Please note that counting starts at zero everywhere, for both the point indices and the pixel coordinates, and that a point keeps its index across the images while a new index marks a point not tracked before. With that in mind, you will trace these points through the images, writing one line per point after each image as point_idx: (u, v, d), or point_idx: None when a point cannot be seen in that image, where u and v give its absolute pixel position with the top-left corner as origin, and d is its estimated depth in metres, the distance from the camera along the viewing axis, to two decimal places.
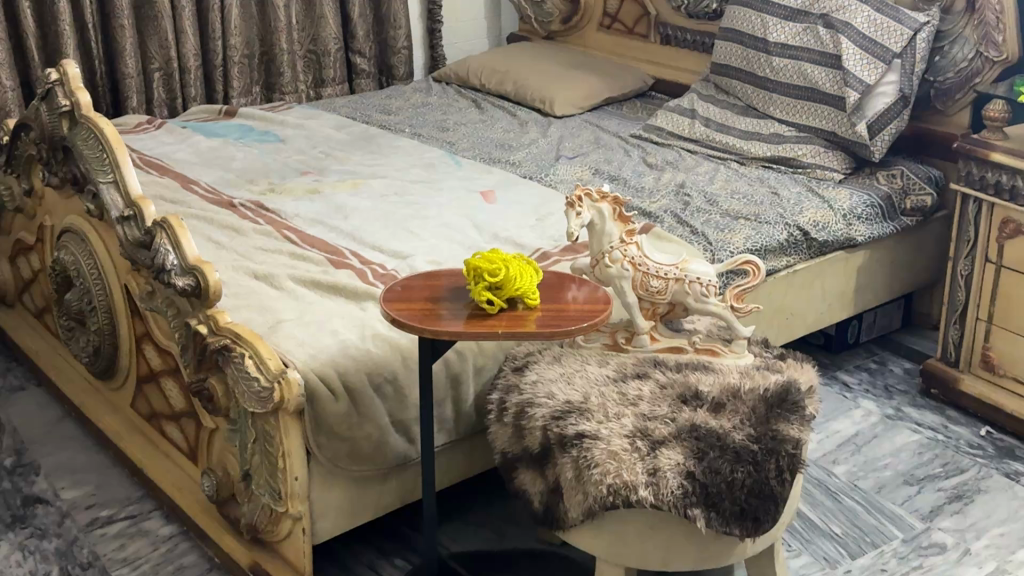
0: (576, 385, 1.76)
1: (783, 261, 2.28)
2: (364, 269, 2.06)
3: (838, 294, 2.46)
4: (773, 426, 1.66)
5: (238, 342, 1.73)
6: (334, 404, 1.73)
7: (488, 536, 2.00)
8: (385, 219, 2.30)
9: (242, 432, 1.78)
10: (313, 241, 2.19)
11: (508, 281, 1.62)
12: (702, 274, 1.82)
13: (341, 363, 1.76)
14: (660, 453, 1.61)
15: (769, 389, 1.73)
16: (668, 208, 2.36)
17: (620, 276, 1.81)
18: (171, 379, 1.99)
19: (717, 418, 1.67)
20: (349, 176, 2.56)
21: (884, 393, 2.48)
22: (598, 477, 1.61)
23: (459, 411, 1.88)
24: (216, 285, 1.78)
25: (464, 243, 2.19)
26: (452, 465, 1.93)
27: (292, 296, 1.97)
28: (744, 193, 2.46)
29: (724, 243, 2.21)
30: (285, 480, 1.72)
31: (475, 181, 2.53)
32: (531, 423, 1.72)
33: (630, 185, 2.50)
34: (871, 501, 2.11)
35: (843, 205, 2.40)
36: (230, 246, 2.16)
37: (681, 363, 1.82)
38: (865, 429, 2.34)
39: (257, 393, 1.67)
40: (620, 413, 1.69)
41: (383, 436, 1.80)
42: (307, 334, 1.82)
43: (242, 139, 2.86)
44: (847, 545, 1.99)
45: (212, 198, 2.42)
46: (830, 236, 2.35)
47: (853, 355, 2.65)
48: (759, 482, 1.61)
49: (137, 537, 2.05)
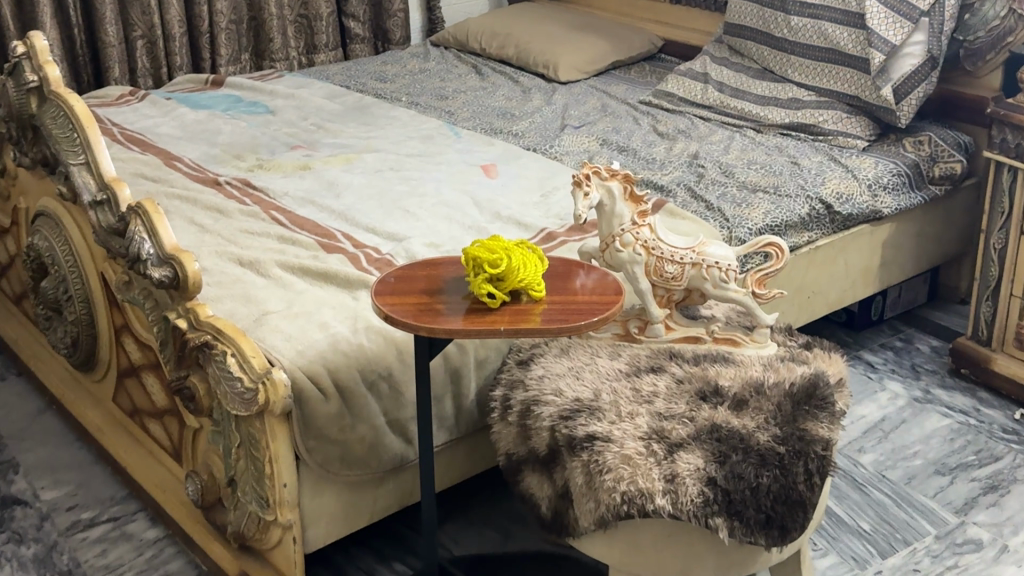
0: (586, 381, 1.63)
1: (804, 237, 2.14)
2: (357, 253, 1.92)
3: (862, 270, 2.31)
4: (800, 425, 1.53)
5: (220, 339, 1.61)
6: (325, 405, 1.60)
7: (494, 538, 1.87)
8: (379, 197, 2.16)
9: (225, 434, 1.64)
10: (302, 223, 2.05)
11: (511, 272, 1.48)
12: (721, 258, 1.68)
13: (331, 359, 1.63)
14: (678, 458, 1.48)
15: (796, 384, 1.59)
16: (680, 181, 2.21)
17: (631, 261, 1.67)
18: (152, 374, 1.86)
19: (740, 417, 1.54)
20: (341, 150, 2.42)
21: (911, 374, 2.34)
22: (612, 484, 1.48)
23: (459, 409, 1.74)
24: (195, 276, 1.65)
25: (464, 223, 2.04)
26: (453, 464, 1.80)
27: (279, 286, 1.83)
28: (762, 163, 2.31)
29: (742, 218, 2.07)
30: (273, 487, 1.59)
31: (476, 155, 2.38)
32: (537, 423, 1.60)
33: (641, 157, 2.35)
34: (900, 494, 1.98)
35: (867, 174, 2.26)
36: (214, 229, 2.02)
37: (698, 355, 1.68)
38: (892, 414, 2.21)
39: (240, 395, 1.54)
40: (634, 412, 1.56)
41: (378, 437, 1.68)
42: (294, 328, 1.68)
43: (229, 110, 2.71)
44: (877, 543, 1.86)
45: (197, 175, 2.28)
46: (854, 208, 2.20)
47: (877, 332, 2.51)
48: (786, 487, 1.48)
49: (121, 541, 1.92)
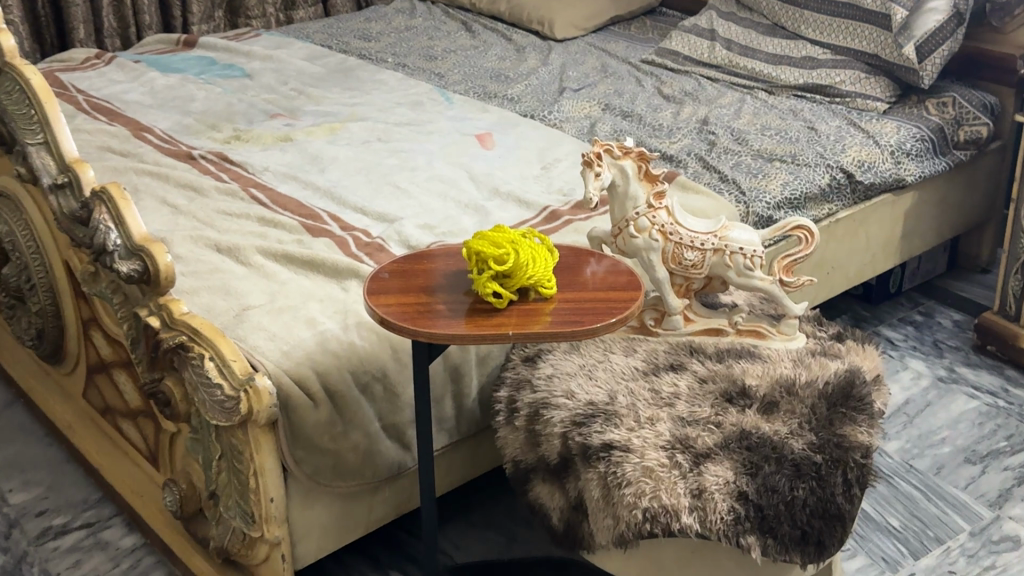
0: (600, 381, 1.49)
1: (824, 209, 2.00)
2: (345, 237, 1.77)
3: (883, 242, 2.17)
4: (838, 430, 1.39)
5: (197, 340, 1.46)
6: (314, 412, 1.46)
7: (499, 542, 1.75)
8: (367, 172, 2.00)
9: (205, 444, 1.50)
10: (285, 203, 1.89)
11: (518, 269, 1.33)
12: (745, 243, 1.53)
13: (320, 361, 1.48)
14: (705, 469, 1.34)
15: (830, 383, 1.46)
16: (690, 150, 2.06)
17: (647, 248, 1.52)
18: (124, 372, 1.71)
19: (771, 421, 1.40)
20: (325, 118, 2.25)
21: (933, 351, 2.21)
22: (632, 500, 1.34)
23: (460, 410, 1.60)
24: (167, 269, 1.52)
25: (459, 201, 1.89)
26: (454, 467, 1.66)
27: (261, 275, 1.68)
28: (776, 128, 2.16)
29: (760, 191, 1.92)
30: (259, 502, 1.45)
31: (469, 123, 2.22)
32: (547, 429, 1.46)
33: (647, 122, 2.19)
34: (929, 486, 1.86)
35: (889, 140, 2.11)
36: (188, 211, 1.87)
37: (721, 350, 1.54)
38: (916, 396, 2.08)
39: (219, 403, 1.40)
40: (654, 417, 1.42)
41: (372, 444, 1.54)
42: (278, 325, 1.54)
43: (202, 74, 2.54)
44: (908, 541, 1.74)
45: (169, 148, 2.12)
46: (877, 177, 2.06)
47: (896, 305, 2.37)
48: (824, 500, 1.35)
49: (95, 551, 1.78)
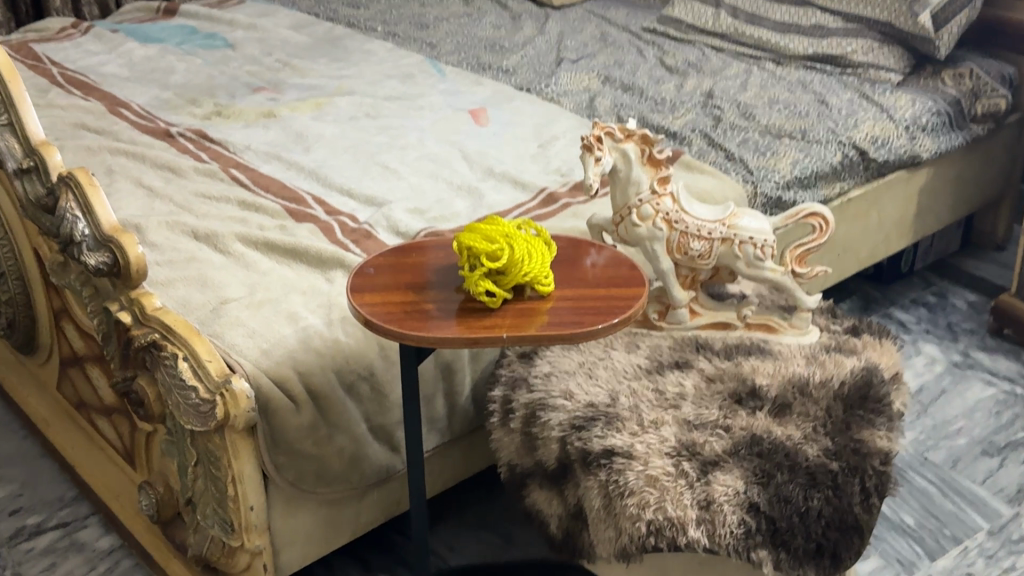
0: (600, 381, 1.40)
1: (836, 188, 1.90)
2: (330, 223, 1.67)
3: (896, 222, 2.07)
4: (855, 435, 1.30)
5: (171, 338, 1.37)
6: (296, 415, 1.37)
7: (494, 542, 1.66)
8: (354, 150, 1.90)
9: (180, 448, 1.41)
10: (268, 184, 1.79)
11: (513, 265, 1.23)
12: (756, 232, 1.43)
13: (302, 360, 1.39)
14: (712, 479, 1.25)
15: (846, 383, 1.36)
16: (694, 127, 1.96)
17: (651, 237, 1.43)
18: (97, 367, 1.61)
19: (783, 425, 1.31)
20: (310, 92, 2.15)
21: (947, 334, 2.12)
22: (635, 511, 1.25)
23: (452, 408, 1.51)
24: (139, 261, 1.42)
25: (451, 182, 1.79)
26: (447, 467, 1.57)
27: (240, 264, 1.59)
28: (785, 102, 2.06)
29: (769, 170, 1.83)
30: (237, 511, 1.36)
31: (462, 97, 2.12)
32: (545, 432, 1.37)
33: (648, 96, 2.09)
34: (945, 481, 1.77)
35: (904, 114, 2.01)
36: (165, 194, 1.77)
37: (730, 345, 1.45)
38: (930, 383, 1.99)
39: (194, 407, 1.31)
40: (659, 420, 1.33)
41: (359, 448, 1.45)
42: (258, 321, 1.44)
43: (182, 44, 2.43)
44: (923, 541, 1.66)
45: (146, 125, 2.02)
46: (891, 154, 1.96)
47: (908, 286, 2.28)
48: (840, 511, 1.26)
49: (71, 553, 1.70)
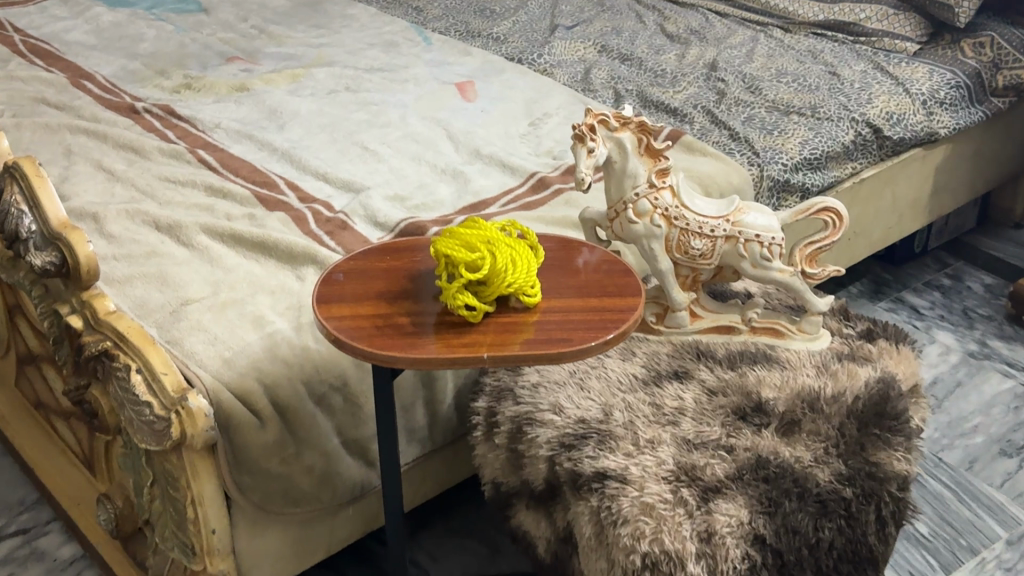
0: (593, 394, 1.29)
1: (846, 169, 1.77)
2: (303, 211, 1.55)
3: (911, 202, 1.95)
4: (871, 457, 1.19)
5: (124, 347, 1.24)
6: (260, 433, 1.25)
7: (480, 552, 1.56)
8: (331, 129, 1.77)
9: (135, 466, 1.30)
10: (238, 166, 1.67)
11: (494, 276, 1.11)
12: (762, 229, 1.31)
13: (268, 370, 1.27)
14: (714, 508, 1.13)
15: (860, 397, 1.25)
16: (696, 103, 1.84)
17: (648, 234, 1.31)
18: (51, 369, 1.49)
19: (791, 445, 1.20)
20: (287, 62, 2.03)
21: (963, 321, 2.01)
22: (629, 543, 1.12)
23: (433, 417, 1.39)
24: (89, 260, 1.29)
25: (435, 165, 1.67)
26: (428, 478, 1.46)
27: (204, 259, 1.46)
28: (794, 73, 1.93)
29: (775, 151, 1.70)
30: (199, 534, 1.25)
31: (449, 68, 2.00)
32: (532, 450, 1.26)
33: (647, 67, 1.97)
34: (961, 484, 1.66)
35: (921, 87, 1.88)
36: (127, 178, 1.64)
37: (733, 353, 1.34)
38: (945, 375, 1.87)
39: (149, 425, 1.19)
40: (656, 440, 1.21)
41: (330, 465, 1.34)
42: (220, 325, 1.32)
43: (154, 9, 2.30)
44: (938, 553, 1.54)
45: (110, 99, 1.88)
46: (907, 131, 1.83)
47: (921, 267, 2.17)
48: (854, 543, 1.15)
49: (30, 563, 1.59)
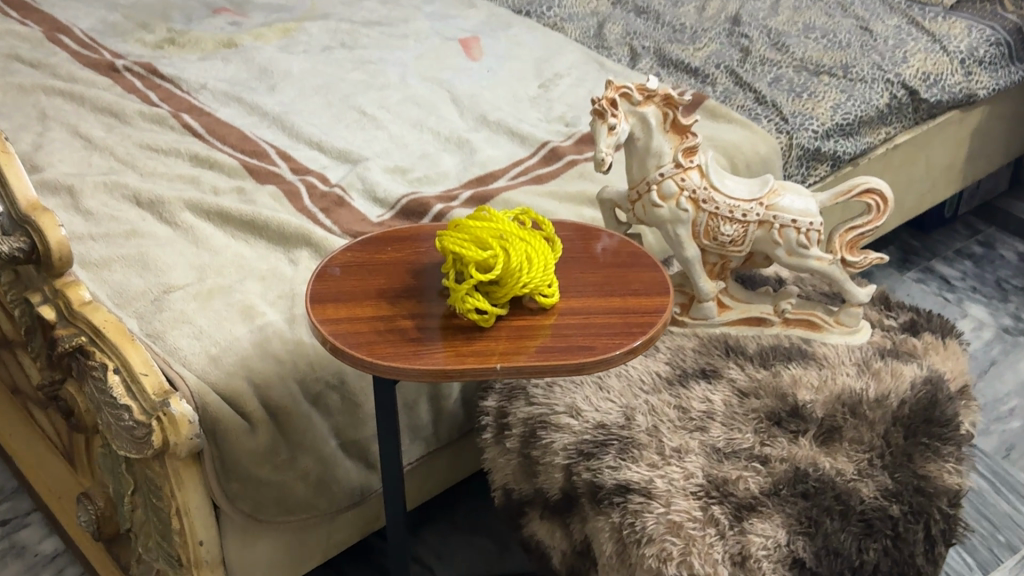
0: (613, 395, 1.18)
1: (879, 135, 1.64)
2: (296, 184, 1.43)
3: (945, 168, 1.83)
4: (920, 469, 1.09)
5: (99, 343, 1.12)
6: (250, 438, 1.14)
7: (487, 547, 1.47)
8: (325, 90, 1.65)
9: (115, 473, 1.19)
10: (225, 133, 1.54)
11: (508, 276, 0.99)
12: (800, 214, 1.19)
13: (258, 369, 1.16)
14: (748, 528, 1.02)
15: (906, 402, 1.15)
16: (718, 61, 1.72)
17: (673, 219, 1.20)
18: (25, 354, 1.38)
19: (832, 456, 1.09)
20: (278, 16, 1.91)
21: (996, 294, 1.90)
22: (655, 565, 1.02)
23: (438, 415, 1.29)
24: (62, 245, 1.16)
25: (438, 132, 1.55)
26: (432, 474, 1.36)
27: (190, 239, 1.34)
28: (823, 29, 1.82)
29: (805, 116, 1.57)
30: (185, 545, 1.15)
31: (453, 22, 1.88)
32: (547, 456, 1.15)
33: (665, 21, 1.86)
34: (998, 474, 1.56)
35: (959, 44, 1.75)
36: (105, 145, 1.51)
37: (764, 348, 1.24)
38: (977, 353, 1.77)
39: (127, 431, 1.07)
40: (683, 448, 1.11)
41: (326, 469, 1.24)
42: (206, 317, 1.21)
43: None
44: (974, 550, 1.44)
45: (88, 55, 1.75)
46: (944, 93, 1.69)
47: (950, 234, 2.07)
48: (901, 564, 1.04)
49: (8, 559, 1.50)
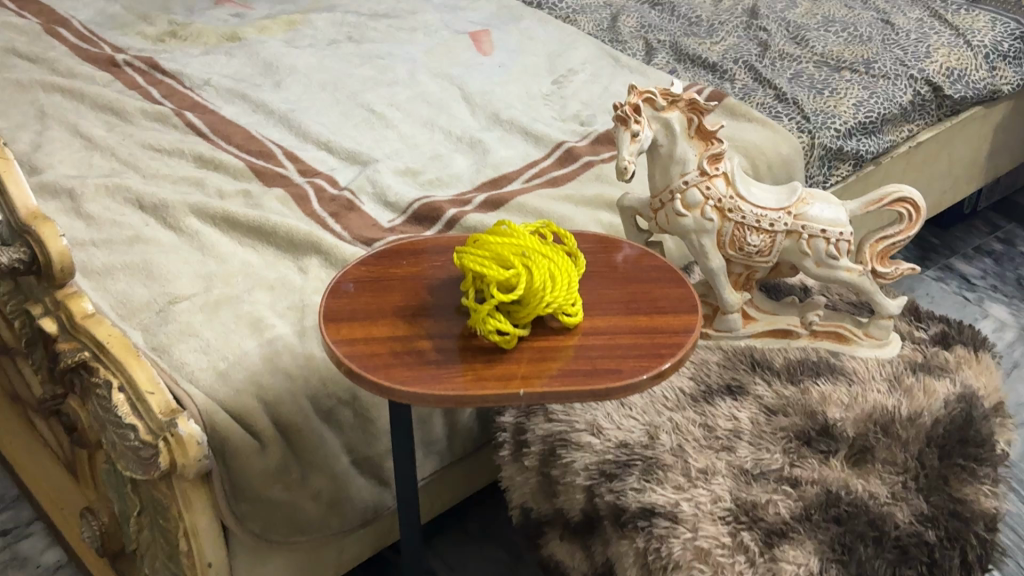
0: (636, 412, 1.14)
1: (902, 132, 1.60)
2: (303, 187, 1.38)
3: (966, 165, 1.78)
4: (955, 492, 1.05)
5: (104, 358, 1.07)
6: (260, 457, 1.10)
7: (501, 560, 1.43)
8: (333, 87, 1.60)
9: (121, 494, 1.16)
10: (230, 132, 1.50)
11: (531, 295, 0.95)
12: (829, 224, 1.15)
13: (268, 385, 1.12)
14: (779, 555, 0.96)
15: (940, 421, 1.11)
16: (737, 56, 1.67)
17: (698, 229, 1.15)
18: (24, 362, 1.34)
19: (864, 477, 1.05)
20: (282, 8, 1.87)
21: (1016, 293, 1.86)
22: None
23: (453, 429, 1.25)
24: (63, 256, 1.10)
25: (450, 132, 1.50)
26: (446, 488, 1.33)
27: (195, 245, 1.30)
28: (843, 22, 1.78)
29: (828, 114, 1.52)
30: (192, 567, 1.10)
31: (462, 15, 1.84)
32: (568, 476, 1.11)
33: (681, 14, 1.82)
34: None
35: (983, 38, 1.70)
36: (106, 144, 1.47)
37: (792, 362, 1.20)
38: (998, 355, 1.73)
39: (134, 451, 1.02)
40: (710, 468, 1.06)
41: (338, 488, 1.20)
42: (213, 329, 1.16)
43: None
44: None
45: (88, 49, 1.70)
46: (969, 89, 1.64)
47: (969, 231, 2.04)
48: None
49: (9, 571, 1.46)
